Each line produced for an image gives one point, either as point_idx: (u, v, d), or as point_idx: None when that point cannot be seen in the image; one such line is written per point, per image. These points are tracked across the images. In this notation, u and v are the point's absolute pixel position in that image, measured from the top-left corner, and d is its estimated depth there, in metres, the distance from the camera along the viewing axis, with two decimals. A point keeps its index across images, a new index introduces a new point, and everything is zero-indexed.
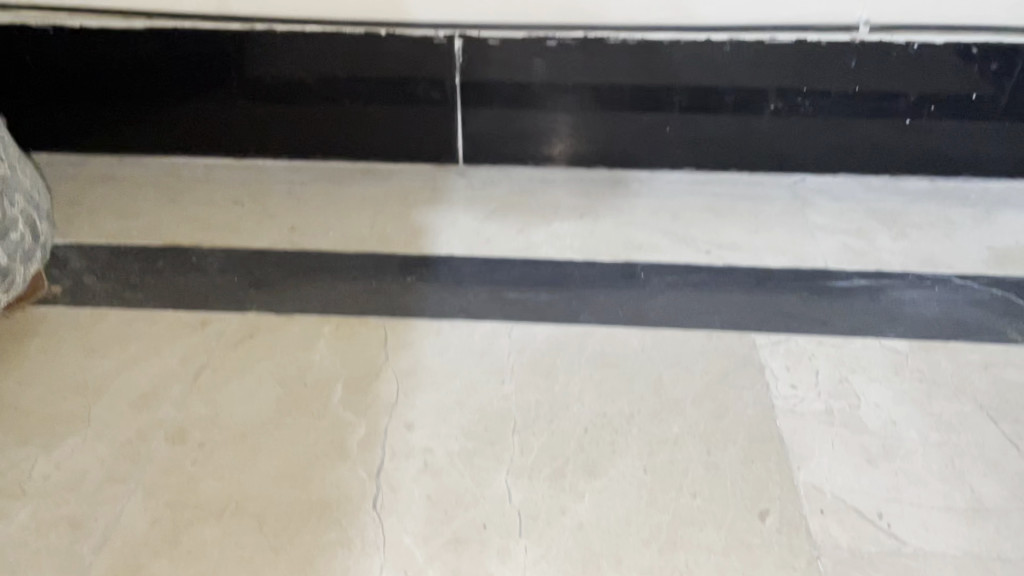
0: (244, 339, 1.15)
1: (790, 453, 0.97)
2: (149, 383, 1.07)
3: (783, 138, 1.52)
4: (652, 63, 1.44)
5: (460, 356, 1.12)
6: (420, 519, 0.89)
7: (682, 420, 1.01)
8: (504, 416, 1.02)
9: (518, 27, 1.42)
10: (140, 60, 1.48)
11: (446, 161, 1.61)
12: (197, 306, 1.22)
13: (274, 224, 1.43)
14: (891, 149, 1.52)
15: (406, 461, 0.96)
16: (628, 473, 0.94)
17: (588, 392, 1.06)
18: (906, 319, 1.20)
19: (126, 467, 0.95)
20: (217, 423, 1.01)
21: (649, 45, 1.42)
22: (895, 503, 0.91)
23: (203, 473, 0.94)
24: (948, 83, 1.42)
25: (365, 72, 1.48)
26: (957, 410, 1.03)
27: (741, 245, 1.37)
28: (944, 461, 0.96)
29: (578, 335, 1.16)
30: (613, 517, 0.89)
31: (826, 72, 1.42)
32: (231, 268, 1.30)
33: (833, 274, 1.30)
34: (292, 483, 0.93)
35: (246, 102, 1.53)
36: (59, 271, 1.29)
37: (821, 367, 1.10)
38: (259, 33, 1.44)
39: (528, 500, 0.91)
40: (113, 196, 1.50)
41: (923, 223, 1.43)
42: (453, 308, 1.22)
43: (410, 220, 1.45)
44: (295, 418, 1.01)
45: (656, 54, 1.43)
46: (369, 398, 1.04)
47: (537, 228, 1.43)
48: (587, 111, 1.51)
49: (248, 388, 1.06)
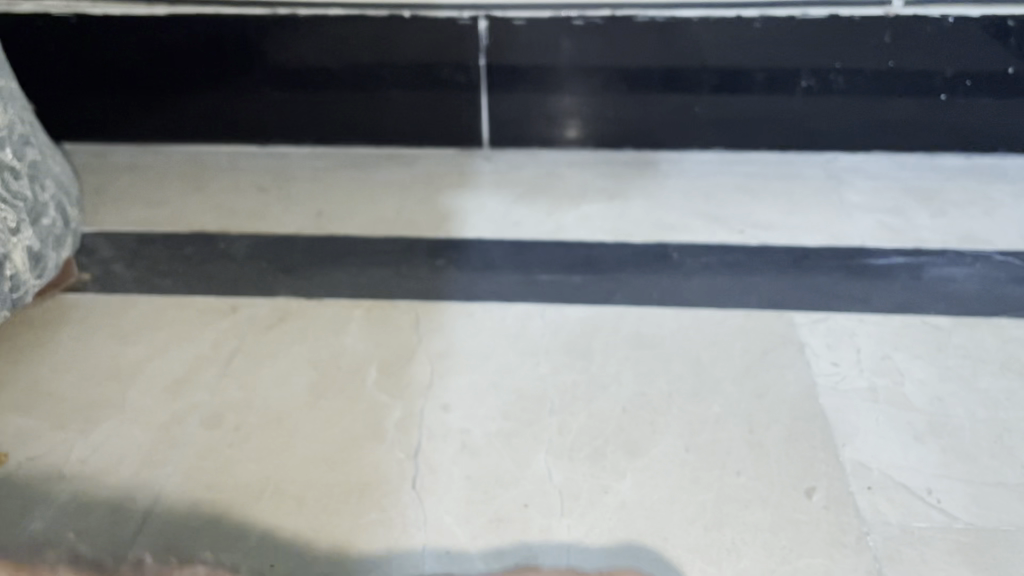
0: (276, 323, 1.14)
1: (834, 431, 0.95)
2: (183, 368, 1.06)
3: (813, 117, 1.49)
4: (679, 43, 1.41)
5: (493, 339, 1.11)
6: (460, 499, 0.88)
7: (723, 399, 1.00)
8: (542, 397, 1.01)
9: (544, 7, 1.40)
10: (164, 48, 1.47)
11: (472, 146, 1.59)
12: (228, 290, 1.21)
13: (302, 209, 1.42)
14: (926, 126, 1.49)
15: (443, 442, 0.95)
16: (669, 452, 0.93)
17: (625, 372, 1.04)
18: (947, 296, 1.17)
19: (163, 451, 0.95)
20: (252, 407, 1.00)
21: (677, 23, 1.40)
22: (944, 480, 0.89)
23: (240, 455, 0.94)
24: (982, 59, 1.39)
25: (390, 57, 1.47)
26: (1004, 386, 1.01)
27: (774, 224, 1.35)
28: (993, 437, 0.94)
29: (612, 316, 1.15)
30: (656, 495, 0.88)
31: (858, 50, 1.40)
32: (260, 253, 1.30)
33: (871, 253, 1.27)
34: (330, 465, 0.92)
35: (271, 89, 1.52)
36: (88, 259, 1.29)
37: (862, 345, 1.08)
38: (282, 18, 1.42)
39: (569, 480, 0.90)
40: (140, 184, 1.50)
41: (961, 200, 1.40)
42: (485, 291, 1.21)
43: (437, 204, 1.44)
44: (331, 400, 1.01)
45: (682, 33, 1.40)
46: (404, 380, 1.04)
47: (566, 211, 1.41)
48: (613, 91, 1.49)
49: (282, 371, 1.05)
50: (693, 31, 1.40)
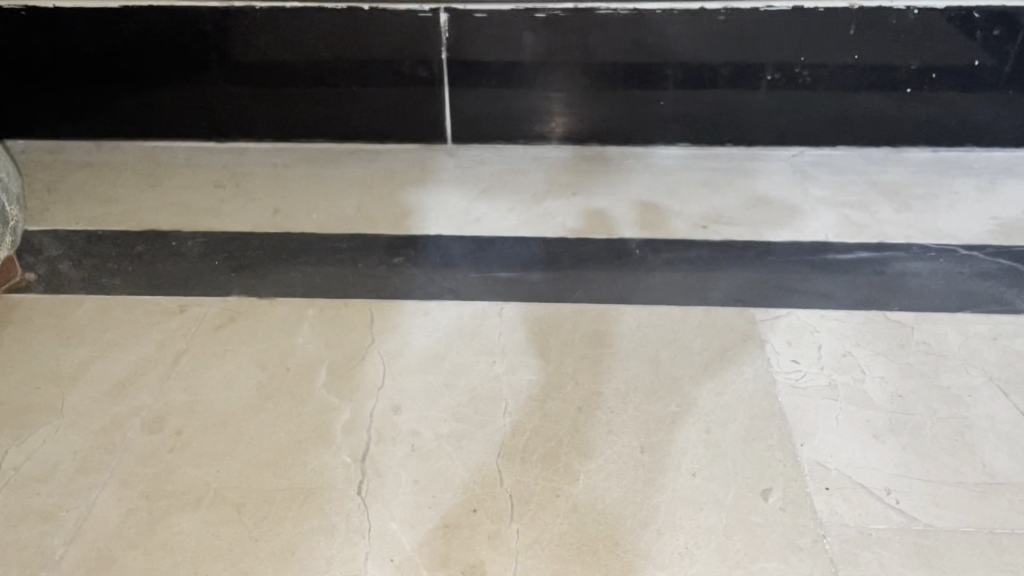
0: (226, 323, 1.11)
1: (793, 430, 0.93)
2: (125, 370, 1.03)
3: (779, 112, 1.48)
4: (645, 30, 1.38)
5: (448, 338, 1.08)
6: (407, 505, 0.85)
7: (681, 398, 0.97)
8: (495, 398, 0.98)
9: (505, 0, 1.37)
10: (117, 41, 1.43)
11: (434, 142, 1.56)
12: (177, 290, 1.18)
13: (258, 207, 1.38)
14: (892, 120, 1.47)
15: (392, 445, 0.92)
16: (624, 453, 0.90)
17: (583, 371, 1.02)
18: (910, 291, 1.15)
19: (101, 457, 0.91)
20: (195, 410, 0.97)
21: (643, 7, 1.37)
22: (904, 479, 0.87)
23: (181, 461, 0.90)
24: (948, 51, 1.38)
25: (349, 51, 1.43)
26: (965, 383, 0.99)
27: (739, 219, 1.33)
28: (954, 435, 0.92)
29: (571, 313, 1.12)
30: (608, 498, 0.85)
31: (824, 43, 1.38)
32: (212, 252, 1.26)
33: (835, 247, 1.26)
34: (273, 471, 0.89)
35: (228, 85, 1.48)
36: (33, 258, 1.25)
37: (823, 341, 1.06)
38: (238, 11, 1.39)
39: (520, 483, 0.87)
40: (92, 182, 1.46)
41: (926, 194, 1.39)
42: (442, 289, 1.18)
43: (397, 200, 1.41)
44: (278, 403, 0.97)
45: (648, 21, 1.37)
46: (354, 381, 1.00)
47: (527, 207, 1.39)
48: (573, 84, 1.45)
49: (228, 373, 1.02)
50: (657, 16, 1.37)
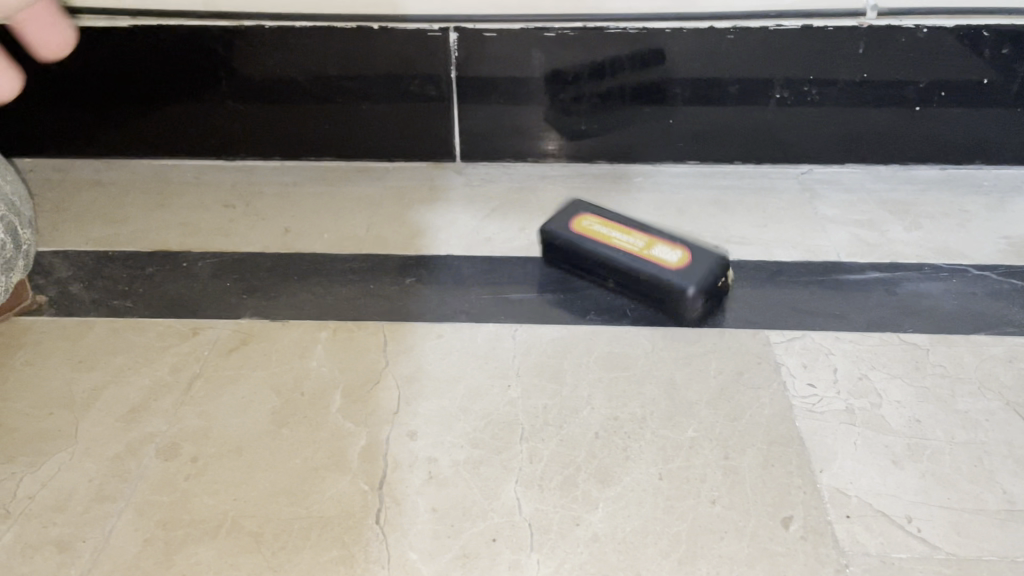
0: (238, 346, 1.10)
1: (811, 455, 0.93)
2: (138, 396, 1.02)
3: (788, 129, 1.48)
4: (661, 274, 1.14)
5: (462, 361, 1.07)
6: (426, 534, 0.85)
7: (698, 423, 0.97)
8: (511, 423, 0.97)
9: (515, 19, 1.37)
10: (126, 60, 1.43)
11: (443, 159, 1.56)
12: (188, 312, 1.17)
13: (268, 226, 1.38)
14: (900, 137, 1.48)
15: (409, 472, 0.91)
16: (642, 480, 0.90)
17: (598, 395, 1.01)
18: (924, 312, 1.15)
19: (117, 485, 0.91)
20: (210, 436, 0.96)
21: (708, 277, 1.13)
22: (924, 507, 0.87)
23: (197, 489, 0.90)
24: (957, 69, 1.38)
25: (359, 69, 1.43)
26: (982, 407, 0.99)
27: (749, 239, 1.33)
28: (972, 461, 0.92)
29: (585, 335, 1.12)
30: (628, 527, 0.85)
31: (833, 61, 1.38)
32: (223, 273, 1.26)
33: (847, 267, 1.25)
34: (290, 499, 0.88)
35: (236, 103, 1.48)
36: (44, 280, 1.24)
37: (839, 364, 1.06)
38: (248, 30, 1.39)
39: (539, 512, 0.87)
40: (101, 201, 1.45)
41: (936, 213, 1.39)
42: (454, 310, 1.18)
43: (407, 219, 1.40)
44: (293, 429, 0.97)
45: (676, 271, 1.14)
46: (369, 406, 1.00)
47: (538, 226, 1.38)
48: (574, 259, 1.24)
49: (242, 398, 1.01)
50: (721, 262, 1.15)
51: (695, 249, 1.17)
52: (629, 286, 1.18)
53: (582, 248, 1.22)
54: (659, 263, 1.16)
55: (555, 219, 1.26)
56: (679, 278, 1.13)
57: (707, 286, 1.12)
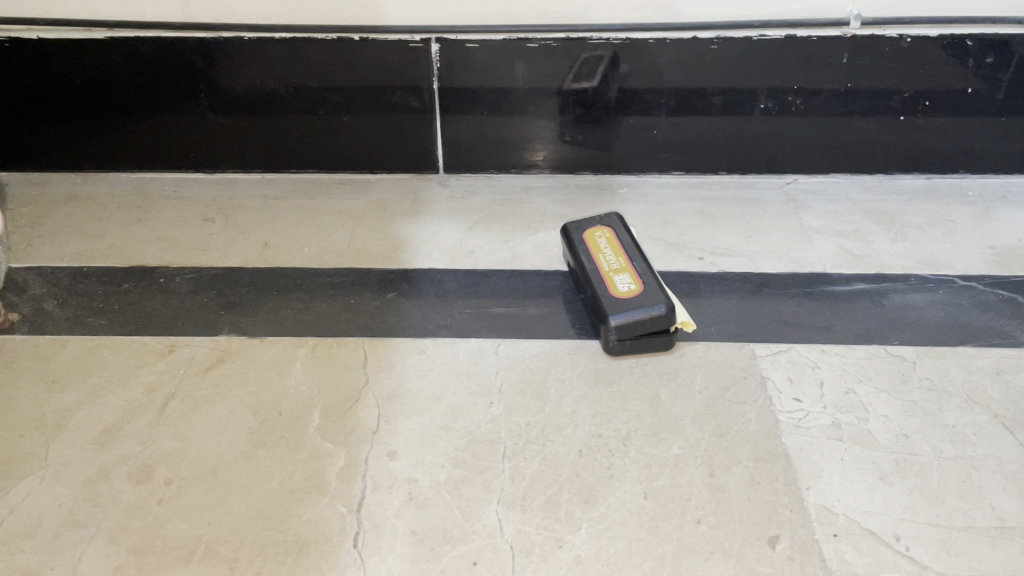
0: (215, 364, 1.08)
1: (798, 472, 0.91)
2: (112, 417, 1.00)
3: (773, 139, 1.47)
4: (598, 291, 1.09)
5: (444, 378, 1.05)
6: (405, 558, 0.83)
7: (683, 440, 0.95)
8: (493, 441, 0.96)
9: (497, 30, 1.36)
10: (103, 73, 1.41)
11: (426, 171, 1.54)
12: (165, 329, 1.15)
13: (247, 240, 1.36)
14: (885, 147, 1.47)
15: (388, 494, 0.89)
16: (627, 500, 0.88)
17: (582, 412, 1.00)
18: (911, 324, 1.14)
19: (88, 509, 0.88)
20: (185, 458, 0.94)
21: (635, 322, 1.05)
22: (913, 524, 0.86)
23: (170, 513, 0.88)
24: (942, 79, 1.37)
25: (340, 81, 1.41)
26: (970, 421, 0.98)
27: (735, 250, 1.32)
28: (961, 477, 0.91)
29: (569, 351, 1.10)
30: (612, 549, 0.83)
31: (817, 72, 1.38)
32: (201, 288, 1.24)
33: (833, 278, 1.24)
34: (265, 522, 0.86)
35: (216, 115, 1.46)
36: (18, 297, 1.22)
37: (825, 378, 1.04)
38: (227, 42, 1.37)
39: (521, 534, 0.85)
40: (78, 215, 1.43)
41: (922, 223, 1.38)
42: (437, 325, 1.16)
43: (389, 233, 1.38)
44: (269, 450, 0.95)
45: (613, 296, 1.07)
46: (349, 425, 0.98)
47: (522, 239, 1.37)
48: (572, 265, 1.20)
49: (218, 419, 0.99)
50: (663, 318, 1.05)
51: (651, 287, 1.08)
52: (586, 300, 1.14)
53: (574, 253, 1.18)
54: (608, 285, 1.09)
55: (578, 221, 1.22)
56: (610, 308, 1.06)
57: (626, 328, 1.05)
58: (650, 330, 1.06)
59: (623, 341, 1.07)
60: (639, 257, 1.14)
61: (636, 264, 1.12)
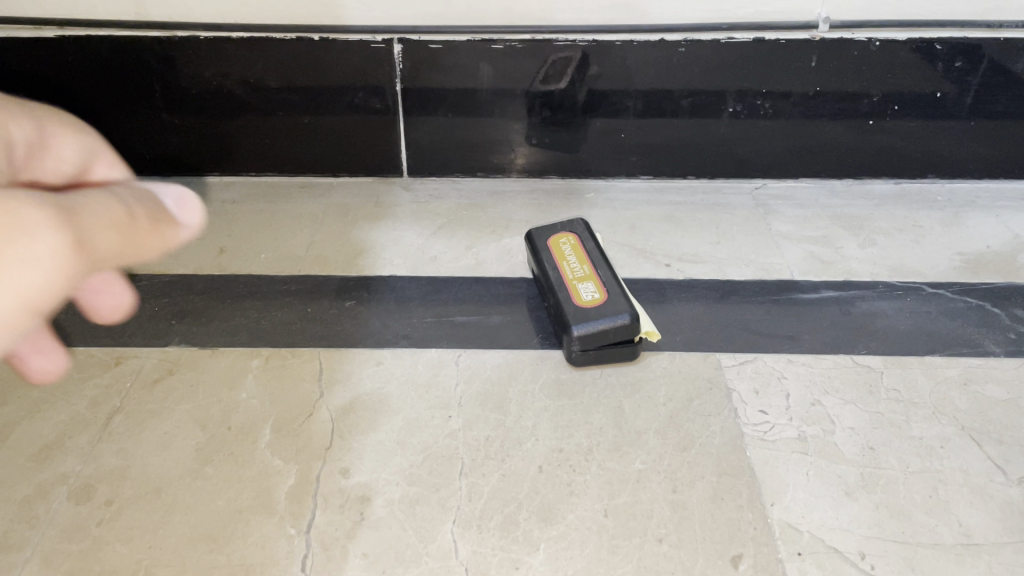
0: (163, 376, 1.04)
1: (763, 488, 0.89)
2: (53, 432, 0.95)
3: (742, 142, 1.45)
4: (562, 300, 1.06)
5: (401, 390, 1.02)
6: None
7: (646, 454, 0.93)
8: (451, 457, 0.92)
9: (461, 30, 1.32)
10: (53, 71, 1.36)
11: (389, 173, 1.51)
12: (112, 339, 1.11)
13: (202, 245, 1.32)
14: (856, 150, 1.45)
15: (340, 514, 0.86)
16: (587, 518, 0.86)
17: (543, 425, 0.97)
18: (878, 332, 1.13)
19: (23, 532, 0.84)
20: (128, 476, 0.90)
21: (598, 332, 1.02)
22: (878, 542, 0.84)
23: (110, 536, 0.84)
24: (912, 82, 1.36)
25: (299, 81, 1.37)
26: (937, 433, 0.96)
27: (702, 256, 1.30)
28: (927, 491, 0.89)
29: (531, 361, 1.07)
30: (570, 571, 0.80)
31: (786, 74, 1.35)
32: (151, 296, 1.20)
33: (801, 285, 1.22)
34: (209, 545, 0.83)
35: (172, 116, 1.41)
36: None
37: (792, 389, 1.02)
38: (182, 41, 1.32)
39: (477, 555, 0.82)
40: None
41: (891, 229, 1.37)
42: (396, 334, 1.12)
43: (349, 238, 1.35)
44: (217, 467, 0.91)
45: (577, 305, 1.04)
46: (300, 440, 0.94)
47: (486, 244, 1.34)
48: (535, 272, 1.17)
49: (164, 434, 0.95)
50: (628, 326, 1.02)
51: (615, 297, 1.05)
52: (550, 308, 1.11)
53: (539, 261, 1.15)
54: (571, 294, 1.07)
55: (543, 228, 1.19)
56: (573, 317, 1.03)
57: (590, 338, 1.02)
58: (613, 341, 1.03)
59: (585, 352, 1.04)
60: (603, 265, 1.11)
61: (600, 273, 1.09)
